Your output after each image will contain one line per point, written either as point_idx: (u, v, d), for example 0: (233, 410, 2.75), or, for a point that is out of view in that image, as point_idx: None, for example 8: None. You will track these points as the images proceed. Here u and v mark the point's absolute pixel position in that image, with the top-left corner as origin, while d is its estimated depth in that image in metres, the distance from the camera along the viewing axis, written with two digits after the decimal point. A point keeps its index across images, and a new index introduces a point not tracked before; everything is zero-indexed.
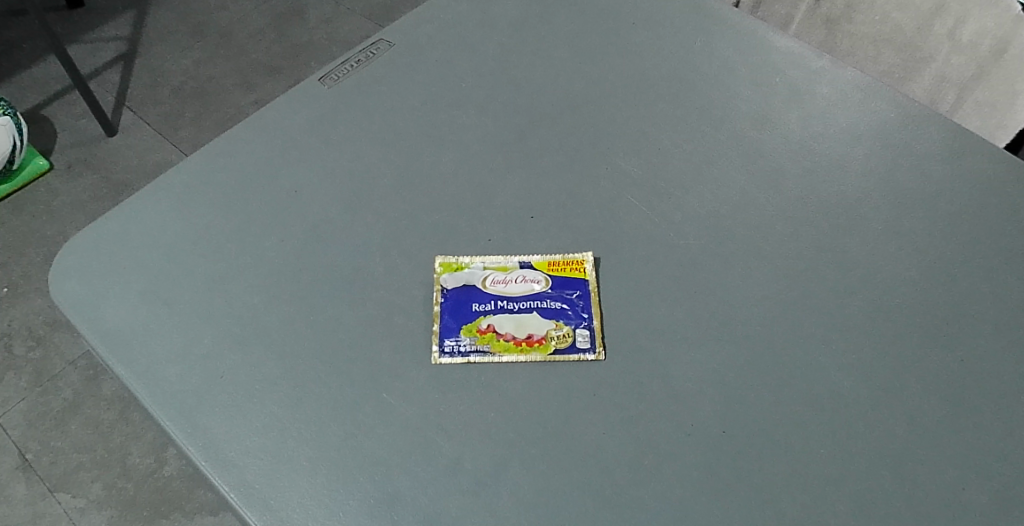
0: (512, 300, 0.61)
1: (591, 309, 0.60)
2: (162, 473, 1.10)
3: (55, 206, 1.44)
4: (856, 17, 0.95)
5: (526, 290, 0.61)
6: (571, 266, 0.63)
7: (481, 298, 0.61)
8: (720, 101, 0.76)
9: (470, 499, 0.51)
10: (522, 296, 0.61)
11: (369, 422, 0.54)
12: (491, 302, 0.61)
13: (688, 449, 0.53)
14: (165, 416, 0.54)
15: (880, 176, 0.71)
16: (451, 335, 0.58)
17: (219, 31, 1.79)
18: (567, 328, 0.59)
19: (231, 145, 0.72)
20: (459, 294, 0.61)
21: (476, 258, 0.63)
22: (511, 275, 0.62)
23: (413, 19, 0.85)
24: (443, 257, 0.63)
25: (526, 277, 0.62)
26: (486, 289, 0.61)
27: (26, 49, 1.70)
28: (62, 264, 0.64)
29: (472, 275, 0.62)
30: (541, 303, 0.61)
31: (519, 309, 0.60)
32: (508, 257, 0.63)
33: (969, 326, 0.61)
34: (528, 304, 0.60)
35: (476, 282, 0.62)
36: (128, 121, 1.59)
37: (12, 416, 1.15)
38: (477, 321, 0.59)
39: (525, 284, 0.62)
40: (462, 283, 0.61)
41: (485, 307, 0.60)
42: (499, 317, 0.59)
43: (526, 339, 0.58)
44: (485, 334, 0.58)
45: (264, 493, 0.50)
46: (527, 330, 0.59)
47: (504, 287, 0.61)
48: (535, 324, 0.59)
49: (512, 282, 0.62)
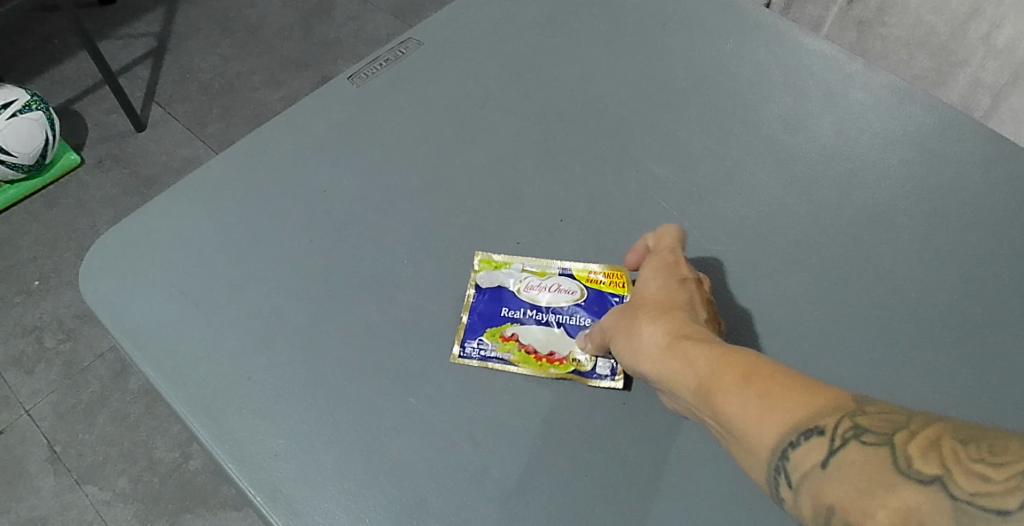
0: (541, 310, 0.60)
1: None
2: (186, 468, 1.12)
3: (85, 201, 1.47)
4: (889, 20, 0.89)
5: (558, 301, 0.61)
6: (610, 281, 0.62)
7: (513, 302, 0.61)
8: (752, 105, 0.75)
9: (497, 506, 0.51)
10: (552, 308, 0.61)
11: (394, 426, 0.54)
12: (521, 310, 0.60)
13: (719, 462, 0.53)
14: (192, 418, 0.55)
15: (916, 182, 0.69)
16: (473, 337, 0.58)
17: (246, 29, 1.80)
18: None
19: (259, 143, 0.72)
20: (491, 296, 0.61)
21: (514, 259, 0.63)
22: (545, 282, 0.62)
23: (441, 17, 0.85)
24: (482, 252, 0.64)
25: (562, 287, 0.61)
26: (518, 293, 0.61)
27: (58, 45, 1.74)
28: (90, 262, 0.64)
29: (507, 276, 0.62)
30: (570, 320, 0.60)
31: (548, 321, 0.60)
32: (548, 263, 0.63)
33: (1006, 338, 0.60)
34: (557, 317, 0.60)
35: (509, 285, 0.61)
36: (156, 117, 1.62)
37: (41, 407, 1.18)
38: (503, 327, 0.59)
39: (556, 296, 0.61)
40: (495, 283, 0.61)
41: (513, 313, 0.60)
42: (524, 327, 0.59)
43: (547, 356, 0.58)
44: (507, 342, 0.58)
45: (291, 497, 0.51)
46: (551, 347, 0.58)
47: (535, 295, 0.61)
48: (559, 342, 0.59)
49: (545, 290, 0.61)
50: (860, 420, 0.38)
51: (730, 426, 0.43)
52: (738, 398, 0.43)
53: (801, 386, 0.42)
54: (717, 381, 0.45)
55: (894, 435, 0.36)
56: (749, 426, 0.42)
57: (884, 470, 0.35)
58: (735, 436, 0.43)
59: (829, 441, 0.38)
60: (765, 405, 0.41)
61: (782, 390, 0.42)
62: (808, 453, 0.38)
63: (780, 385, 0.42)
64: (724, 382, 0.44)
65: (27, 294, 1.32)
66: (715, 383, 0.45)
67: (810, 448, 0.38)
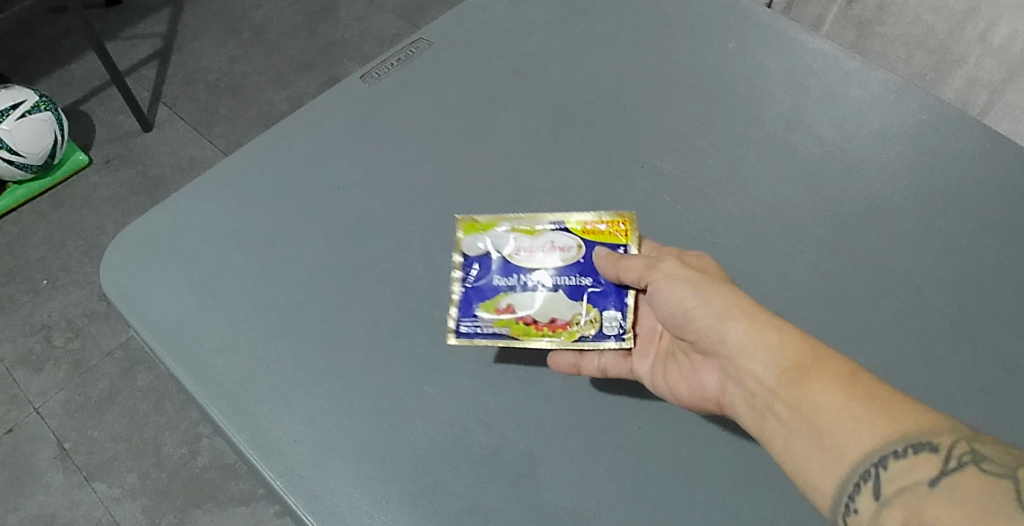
0: (536, 273, 0.59)
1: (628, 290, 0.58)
2: (194, 464, 1.17)
3: (93, 200, 1.51)
4: (888, 19, 0.90)
5: (557, 258, 0.60)
6: (606, 233, 0.61)
7: (502, 269, 0.60)
8: (753, 102, 0.77)
9: (508, 489, 0.53)
10: (549, 267, 0.60)
11: (410, 413, 0.56)
12: (515, 276, 0.59)
13: (723, 446, 0.55)
14: (213, 405, 0.57)
15: (913, 177, 0.71)
16: (468, 316, 0.58)
17: (253, 29, 1.83)
18: (594, 311, 0.58)
19: (274, 139, 0.75)
20: (481, 265, 0.60)
21: (503, 223, 0.62)
22: (537, 242, 0.61)
23: (451, 18, 0.87)
24: (468, 219, 0.63)
25: (555, 244, 0.61)
26: (510, 258, 0.60)
27: (66, 45, 1.77)
28: (114, 256, 0.66)
29: (496, 242, 0.61)
30: (568, 279, 0.59)
31: (544, 285, 0.59)
32: (538, 222, 0.62)
33: (999, 328, 0.62)
34: (554, 278, 0.59)
35: (498, 251, 0.61)
36: (163, 117, 1.66)
37: (51, 405, 1.24)
38: (496, 299, 0.58)
39: (553, 253, 0.60)
40: (483, 252, 0.61)
41: (504, 281, 0.59)
42: (518, 296, 0.58)
43: (549, 323, 0.57)
44: (502, 315, 0.57)
45: (310, 481, 0.53)
46: (550, 313, 0.57)
47: (529, 255, 0.60)
48: (560, 307, 0.58)
49: (539, 250, 0.60)
50: (978, 449, 0.39)
51: (815, 416, 0.45)
52: (840, 396, 0.45)
53: (913, 405, 0.43)
54: (817, 370, 0.47)
55: (1015, 470, 0.37)
56: (844, 421, 0.44)
57: (1002, 500, 0.36)
58: (820, 428, 0.45)
59: (943, 460, 0.40)
60: (872, 412, 0.44)
61: (891, 402, 0.44)
62: (912, 467, 0.41)
63: (891, 399, 0.44)
64: (822, 372, 0.46)
65: (36, 293, 1.37)
66: (812, 371, 0.47)
67: (916, 463, 0.41)
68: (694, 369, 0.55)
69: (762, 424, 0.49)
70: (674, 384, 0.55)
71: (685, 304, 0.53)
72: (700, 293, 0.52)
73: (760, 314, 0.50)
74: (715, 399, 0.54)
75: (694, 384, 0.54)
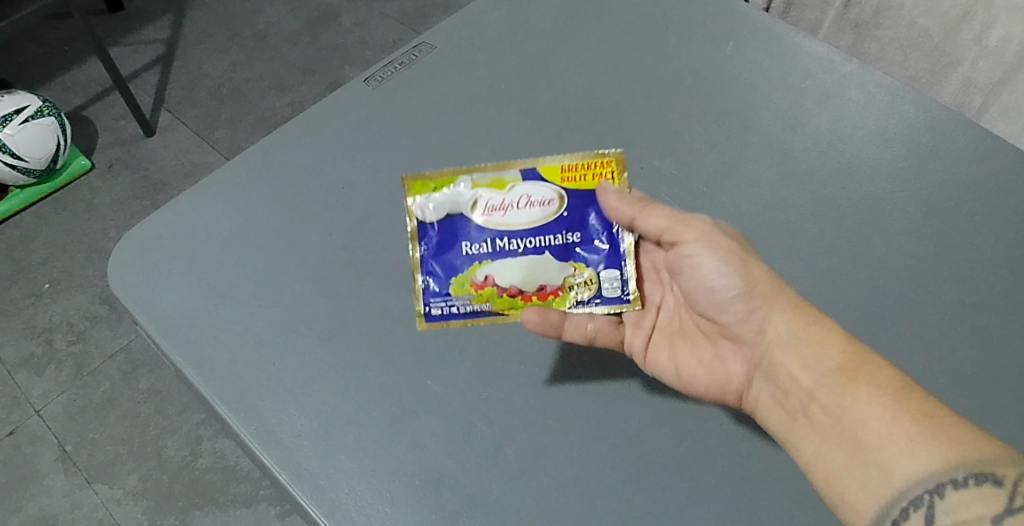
0: (512, 236, 0.56)
1: (623, 245, 0.57)
2: (196, 466, 1.17)
3: (96, 205, 1.53)
4: (884, 23, 0.91)
5: (533, 217, 0.56)
6: (584, 178, 0.57)
7: (472, 233, 0.56)
8: (751, 104, 0.78)
9: (509, 481, 0.54)
10: (525, 228, 0.56)
11: (413, 407, 0.57)
12: (488, 241, 0.56)
13: (722, 440, 0.56)
14: (219, 400, 0.58)
15: (908, 177, 0.72)
16: (440, 295, 0.56)
17: (255, 35, 1.85)
18: (590, 272, 0.57)
19: (277, 141, 0.75)
20: (446, 229, 0.57)
21: (462, 176, 0.57)
22: (509, 198, 0.56)
23: (452, 22, 0.88)
24: (415, 175, 0.57)
25: (525, 198, 0.56)
26: (476, 218, 0.56)
27: (68, 51, 1.79)
28: (120, 256, 0.67)
29: (459, 201, 0.56)
30: (551, 239, 0.56)
31: (526, 250, 0.56)
32: (503, 172, 0.57)
33: (992, 325, 0.62)
34: (532, 240, 0.56)
35: (466, 212, 0.56)
36: (164, 122, 1.67)
37: (52, 408, 1.25)
38: (472, 273, 0.56)
39: (528, 211, 0.56)
40: (444, 214, 0.56)
41: (475, 248, 0.56)
42: (496, 267, 0.56)
43: (538, 292, 0.57)
44: (482, 292, 0.56)
45: (315, 474, 0.53)
46: (537, 282, 0.56)
47: (502, 216, 0.56)
48: (545, 272, 0.56)
49: (512, 208, 0.56)
50: None
51: (863, 429, 0.47)
52: (889, 408, 0.46)
53: (967, 430, 0.44)
54: (867, 380, 0.48)
55: None
56: (892, 435, 0.45)
57: None
58: (861, 438, 0.47)
59: (1005, 496, 0.40)
60: (925, 429, 0.44)
61: (945, 422, 0.44)
62: (974, 500, 0.41)
63: (944, 418, 0.45)
64: (872, 379, 0.48)
65: (37, 297, 1.39)
66: (862, 377, 0.48)
67: (977, 496, 0.41)
68: (717, 358, 0.57)
69: (793, 426, 0.51)
70: (694, 369, 0.57)
71: (731, 292, 0.54)
72: (748, 284, 0.53)
73: (809, 312, 0.52)
74: (737, 393, 0.56)
75: (717, 374, 0.56)
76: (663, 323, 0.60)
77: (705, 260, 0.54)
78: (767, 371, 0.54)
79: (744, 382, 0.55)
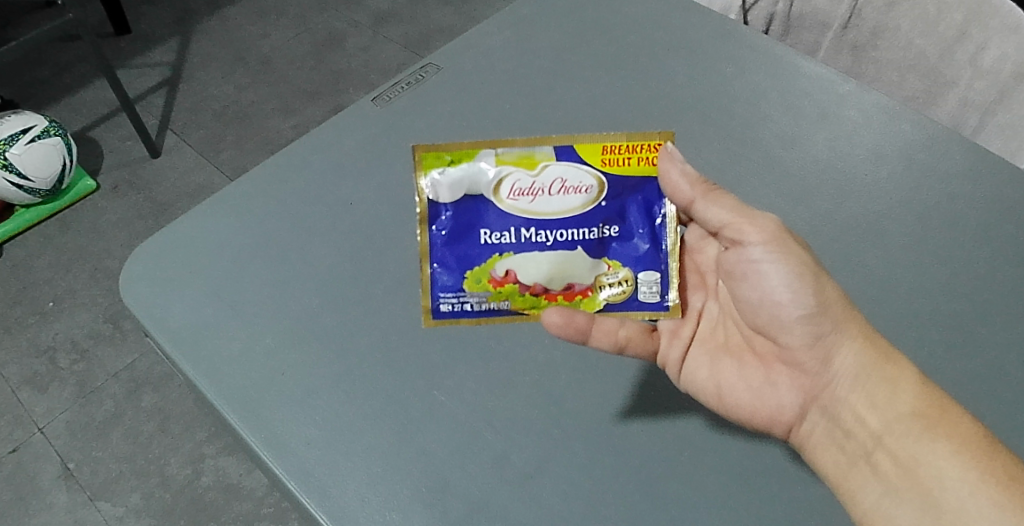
0: (541, 228, 0.59)
1: (664, 245, 0.60)
2: (197, 484, 1.20)
3: (101, 225, 1.56)
4: (881, 45, 0.93)
5: (562, 204, 0.58)
6: (622, 164, 0.58)
7: (496, 220, 0.59)
8: (750, 123, 0.80)
9: (515, 489, 0.54)
10: (555, 217, 0.58)
11: (421, 417, 0.58)
12: (512, 230, 0.59)
13: (723, 450, 0.57)
14: (229, 409, 0.58)
15: (903, 194, 0.73)
16: (452, 290, 0.60)
17: (261, 59, 1.89)
18: (625, 272, 0.60)
19: (287, 157, 0.77)
20: (471, 217, 0.59)
21: (489, 153, 0.58)
22: (539, 181, 0.58)
23: (458, 44, 0.90)
24: (428, 146, 0.58)
25: (553, 183, 0.58)
26: (501, 202, 0.58)
27: (76, 74, 1.84)
28: (131, 268, 0.68)
29: (483, 181, 0.58)
30: (586, 234, 0.59)
31: (556, 245, 0.59)
32: (531, 151, 0.58)
33: (988, 337, 0.64)
34: (562, 234, 0.59)
35: (491, 192, 0.58)
36: (170, 143, 1.71)
37: (56, 425, 1.27)
38: (495, 271, 0.59)
39: (558, 197, 0.58)
40: (462, 193, 0.58)
41: (497, 237, 0.59)
42: (518, 261, 0.59)
43: (563, 292, 0.60)
44: (504, 290, 0.59)
45: (324, 482, 0.54)
46: (563, 282, 0.59)
47: (530, 200, 0.58)
48: (572, 273, 0.59)
49: (542, 192, 0.58)
50: None
51: (937, 484, 0.48)
52: (966, 467, 0.48)
53: None
54: (942, 432, 0.50)
55: None
56: (963, 485, 0.47)
57: None
58: (931, 492, 0.49)
59: None
60: (1002, 494, 0.46)
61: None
62: None
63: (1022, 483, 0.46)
64: (950, 430, 0.50)
65: (41, 315, 1.41)
66: (939, 427, 0.50)
67: None
68: (770, 386, 0.58)
69: (850, 469, 0.53)
70: (739, 391, 0.58)
71: (800, 315, 0.54)
72: (823, 309, 0.53)
73: (884, 348, 0.53)
74: (787, 426, 0.56)
75: (768, 402, 0.57)
76: (704, 333, 0.62)
77: (774, 274, 0.54)
78: (826, 407, 0.55)
79: (795, 414, 0.56)
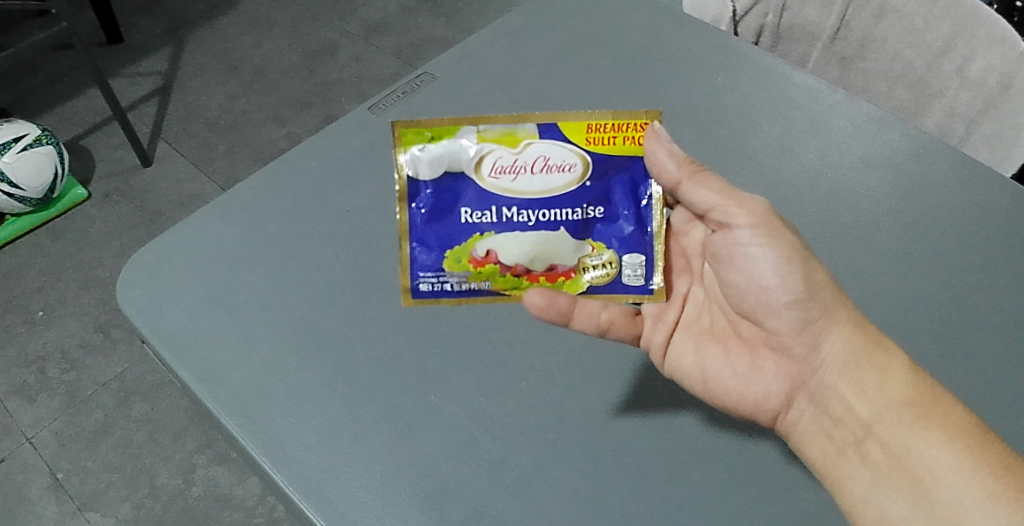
0: (522, 207, 0.59)
1: (649, 227, 0.61)
2: (188, 494, 1.20)
3: (92, 233, 1.55)
4: (869, 56, 0.95)
5: (544, 182, 0.59)
6: (608, 142, 0.59)
7: (476, 199, 0.59)
8: (741, 132, 0.81)
9: (511, 493, 0.55)
10: (537, 196, 0.59)
11: (418, 422, 0.58)
12: (492, 209, 0.59)
13: (718, 454, 0.57)
14: (226, 416, 0.58)
15: (892, 202, 0.75)
16: (431, 270, 0.61)
17: (254, 68, 1.90)
18: (610, 254, 0.61)
19: (283, 164, 0.77)
20: (451, 195, 0.60)
21: (470, 132, 0.59)
22: (521, 159, 0.59)
23: (453, 54, 0.91)
24: (409, 123, 0.58)
25: (535, 161, 0.59)
26: (483, 181, 0.59)
27: (67, 83, 1.84)
28: (127, 275, 0.68)
29: (465, 160, 0.59)
30: (571, 214, 0.59)
31: (538, 226, 0.59)
32: (513, 128, 0.59)
33: (975, 342, 0.65)
34: (544, 214, 0.59)
35: (473, 170, 0.59)
36: (162, 152, 1.71)
37: (45, 435, 1.26)
38: (476, 252, 0.60)
39: (541, 176, 0.59)
40: (443, 171, 0.59)
41: (477, 216, 0.60)
42: (499, 241, 0.60)
43: (545, 273, 0.61)
44: (485, 271, 0.60)
45: (322, 488, 0.54)
46: (545, 263, 0.60)
47: (511, 179, 0.59)
48: (555, 254, 0.60)
49: (525, 171, 0.59)
50: None
51: (929, 473, 0.51)
52: (957, 456, 0.50)
53: None
54: (934, 420, 0.52)
55: None
56: (957, 475, 0.50)
57: None
58: (922, 481, 0.51)
59: None
60: (994, 483, 0.48)
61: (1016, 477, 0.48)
62: None
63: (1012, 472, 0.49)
64: (943, 420, 0.52)
65: (31, 324, 1.41)
66: (931, 416, 0.52)
67: None
68: (759, 374, 0.60)
69: (838, 457, 0.55)
70: (726, 377, 0.60)
71: (789, 300, 0.57)
72: (812, 295, 0.56)
73: (873, 335, 0.55)
74: (773, 412, 0.59)
75: (756, 389, 0.59)
76: (690, 320, 0.65)
77: (762, 258, 0.57)
78: (813, 394, 0.58)
79: (783, 401, 0.59)
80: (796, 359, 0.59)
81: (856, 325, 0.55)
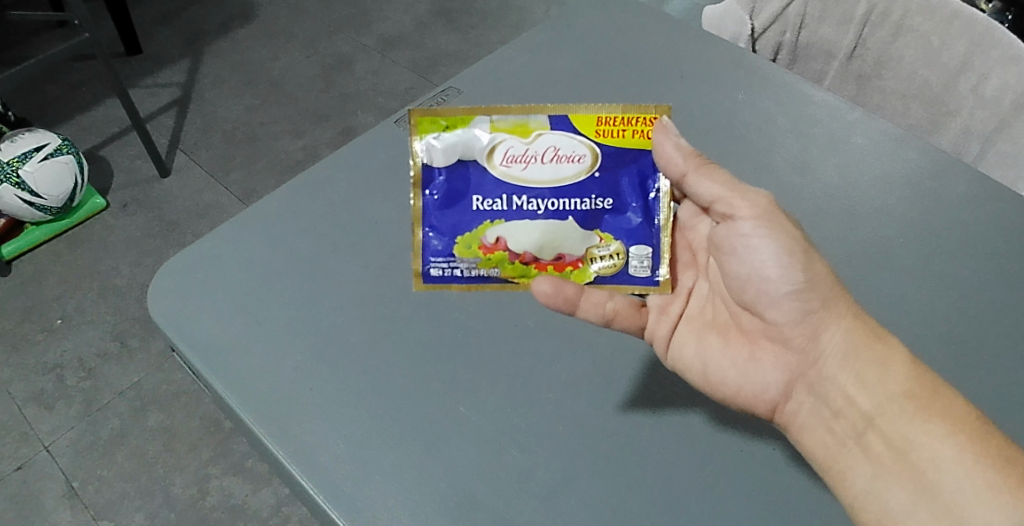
0: (528, 194, 0.60)
1: (657, 220, 0.62)
2: (203, 504, 1.21)
3: (110, 243, 1.58)
4: (886, 74, 0.96)
5: (554, 173, 0.59)
6: (619, 135, 0.59)
7: (486, 188, 0.60)
8: (759, 148, 0.82)
9: (536, 503, 0.56)
10: (546, 185, 0.60)
11: (445, 433, 0.59)
12: (502, 199, 0.60)
13: (743, 467, 0.58)
14: (257, 424, 0.60)
15: (909, 219, 0.75)
16: (440, 256, 0.62)
17: (272, 81, 1.93)
18: (617, 245, 0.61)
19: (310, 176, 0.79)
20: (460, 185, 0.60)
21: (484, 121, 0.59)
22: (533, 149, 0.59)
23: (476, 70, 0.93)
24: (422, 111, 0.58)
25: (547, 152, 0.59)
26: (494, 169, 0.59)
27: (88, 95, 1.87)
28: (159, 284, 0.70)
29: (478, 149, 0.59)
30: (580, 204, 0.60)
31: (548, 215, 0.60)
32: (527, 118, 0.59)
33: (995, 359, 0.65)
34: (554, 203, 0.60)
35: (484, 158, 0.59)
36: (180, 163, 1.74)
37: (62, 444, 1.28)
38: (486, 240, 0.61)
39: (552, 165, 0.59)
40: (454, 159, 0.60)
41: (488, 204, 0.60)
42: (508, 229, 0.60)
43: (555, 262, 0.62)
44: (495, 260, 0.61)
45: (352, 495, 0.55)
46: (555, 252, 0.61)
47: (523, 168, 0.59)
48: (564, 243, 0.61)
49: (535, 160, 0.59)
50: None
51: (930, 466, 0.51)
52: (958, 448, 0.50)
53: None
54: (934, 413, 0.52)
55: None
56: (958, 468, 0.49)
57: None
58: (924, 474, 0.51)
59: None
60: (997, 476, 0.48)
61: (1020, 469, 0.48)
62: None
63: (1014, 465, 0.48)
64: (944, 413, 0.52)
65: (50, 332, 1.43)
66: (933, 408, 0.52)
67: None
68: (759, 366, 0.61)
69: (839, 450, 0.55)
70: (725, 369, 0.61)
71: (789, 290, 0.57)
72: (811, 286, 0.57)
73: (871, 328, 0.56)
74: (772, 403, 0.59)
75: (755, 381, 0.60)
76: (693, 311, 0.66)
77: (763, 247, 0.57)
78: (812, 385, 0.58)
79: (782, 393, 0.59)
80: (795, 350, 0.60)
81: (855, 316, 0.56)
